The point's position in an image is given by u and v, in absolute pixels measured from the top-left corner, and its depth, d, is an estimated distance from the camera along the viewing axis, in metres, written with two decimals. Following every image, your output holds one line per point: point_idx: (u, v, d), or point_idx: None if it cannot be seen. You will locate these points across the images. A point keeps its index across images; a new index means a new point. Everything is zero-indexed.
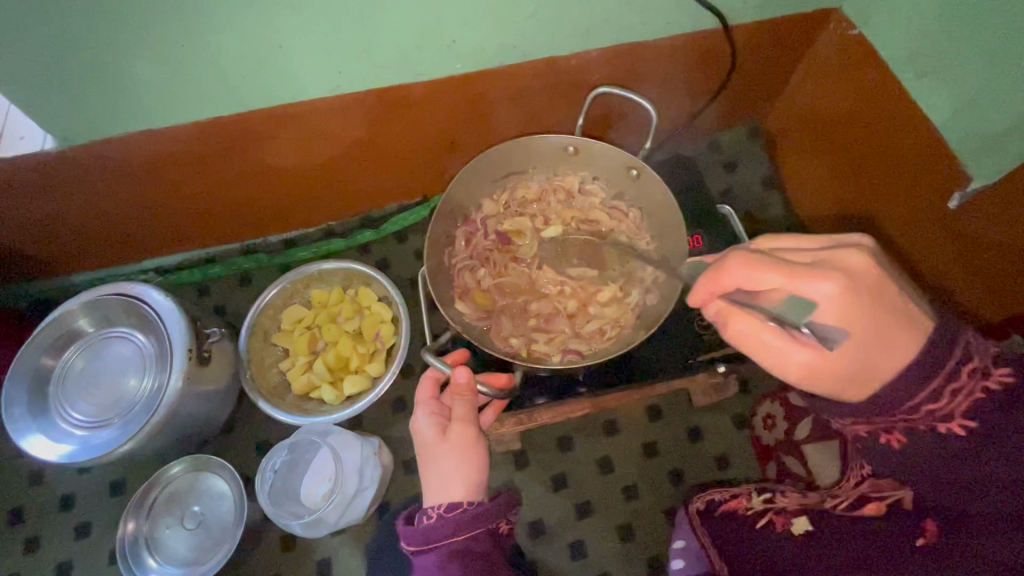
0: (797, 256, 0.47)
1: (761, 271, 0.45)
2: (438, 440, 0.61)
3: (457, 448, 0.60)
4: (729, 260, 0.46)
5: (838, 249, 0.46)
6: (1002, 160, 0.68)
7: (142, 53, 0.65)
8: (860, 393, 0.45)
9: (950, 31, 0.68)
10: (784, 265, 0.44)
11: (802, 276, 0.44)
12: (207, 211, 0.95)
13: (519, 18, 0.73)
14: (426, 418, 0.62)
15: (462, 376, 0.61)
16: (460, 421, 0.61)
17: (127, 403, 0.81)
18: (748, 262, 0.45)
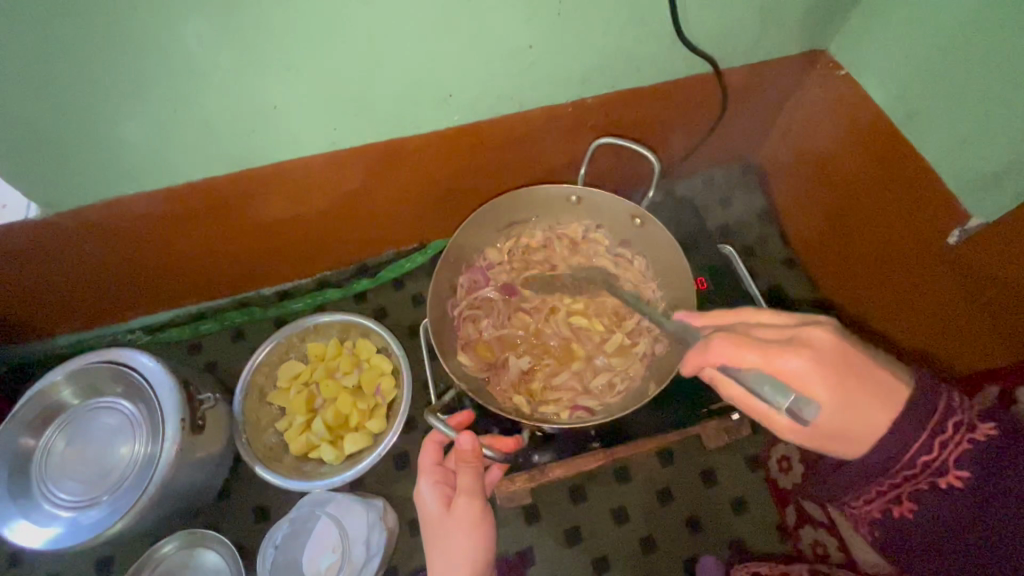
0: (771, 331, 0.47)
1: (734, 350, 0.45)
2: (443, 514, 0.57)
3: (464, 523, 0.56)
4: (715, 339, 0.46)
5: (808, 324, 0.46)
6: (1000, 200, 0.68)
7: (135, 114, 0.64)
8: (854, 454, 0.44)
9: (939, 74, 0.70)
10: (758, 343, 0.45)
11: (773, 351, 0.44)
12: (199, 268, 0.92)
13: (518, 71, 0.74)
14: (431, 487, 0.59)
15: (467, 442, 0.57)
16: (467, 494, 0.57)
17: (115, 478, 0.76)
18: (730, 341, 0.46)
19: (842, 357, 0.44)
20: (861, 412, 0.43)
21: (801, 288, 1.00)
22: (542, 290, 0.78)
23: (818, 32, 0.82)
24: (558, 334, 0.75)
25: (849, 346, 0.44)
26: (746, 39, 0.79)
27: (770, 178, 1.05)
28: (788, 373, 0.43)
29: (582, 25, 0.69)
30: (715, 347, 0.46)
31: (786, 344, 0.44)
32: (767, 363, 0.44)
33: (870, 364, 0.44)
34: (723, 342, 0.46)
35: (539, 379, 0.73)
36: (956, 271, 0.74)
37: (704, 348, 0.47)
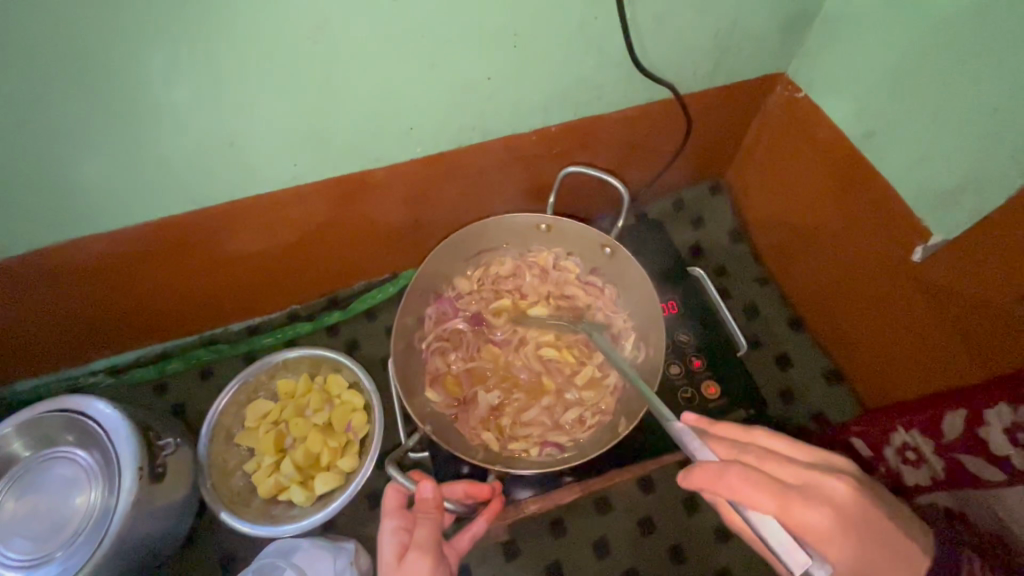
0: (787, 471, 0.45)
1: (751, 489, 0.41)
2: (396, 566, 0.53)
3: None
4: (727, 471, 0.42)
5: (828, 471, 0.45)
6: (958, 217, 0.68)
7: (84, 155, 0.63)
8: None
9: (891, 95, 0.72)
10: (777, 488, 0.41)
11: (793, 502, 0.41)
12: (163, 306, 0.90)
13: (479, 102, 0.74)
14: (389, 535, 0.56)
15: (427, 490, 0.58)
16: (422, 543, 0.54)
17: (69, 532, 0.72)
18: (742, 477, 0.42)
19: (866, 517, 0.42)
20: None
21: (775, 306, 0.99)
22: (510, 319, 0.77)
23: (775, 56, 0.84)
24: (528, 367, 0.74)
25: (871, 507, 0.43)
26: (704, 65, 0.80)
27: (739, 198, 1.06)
28: (808, 530, 0.41)
29: (540, 56, 0.70)
30: (730, 479, 0.42)
31: (806, 493, 0.42)
32: (786, 514, 0.41)
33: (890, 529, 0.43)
34: (738, 477, 0.42)
35: (508, 415, 0.71)
36: (924, 289, 0.74)
37: (717, 473, 0.42)
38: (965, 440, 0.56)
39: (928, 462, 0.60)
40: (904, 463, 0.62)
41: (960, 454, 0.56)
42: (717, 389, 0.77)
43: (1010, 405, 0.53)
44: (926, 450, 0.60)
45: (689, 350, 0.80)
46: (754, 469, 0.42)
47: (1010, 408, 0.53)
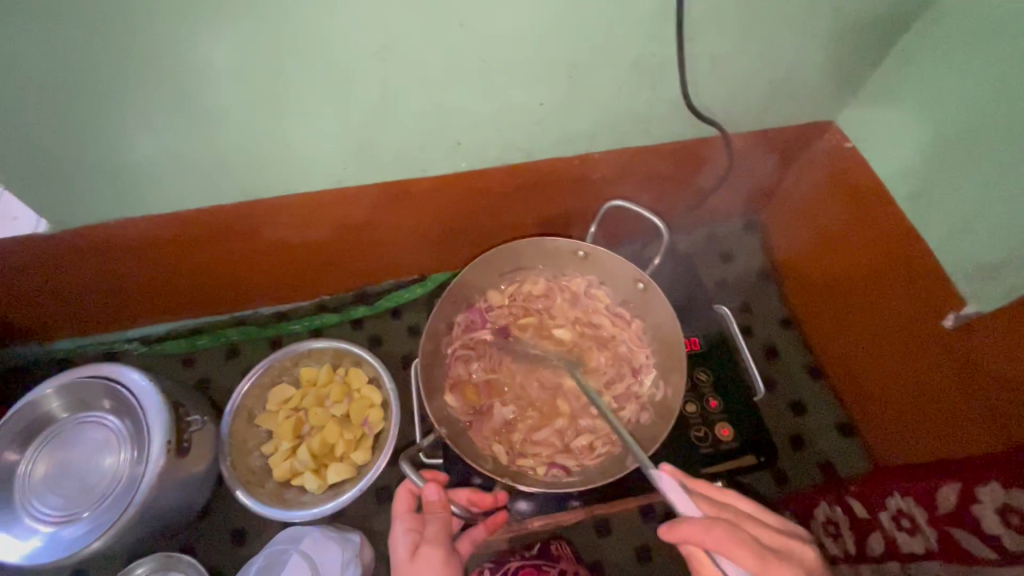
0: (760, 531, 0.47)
1: (732, 545, 0.43)
2: (410, 563, 0.55)
3: (430, 572, 0.53)
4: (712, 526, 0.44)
5: (794, 538, 0.48)
6: (996, 291, 0.68)
7: (153, 142, 0.66)
8: None
9: (942, 161, 0.71)
10: (756, 546, 0.43)
11: (770, 562, 0.43)
12: (201, 285, 0.93)
13: (528, 124, 0.75)
14: (401, 533, 0.57)
15: (433, 493, 0.60)
16: (432, 541, 0.55)
17: (97, 494, 0.76)
18: (727, 535, 0.43)
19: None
20: None
21: (797, 351, 0.99)
22: (533, 337, 0.79)
23: (826, 106, 0.83)
24: (546, 388, 0.76)
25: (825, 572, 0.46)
26: (754, 108, 0.80)
27: (773, 238, 1.05)
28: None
29: (593, 87, 0.71)
30: (715, 535, 0.43)
31: (779, 556, 0.44)
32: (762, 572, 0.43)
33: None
34: (722, 534, 0.43)
35: (520, 430, 0.73)
36: (951, 356, 0.73)
37: (703, 527, 0.44)
38: (958, 514, 0.56)
39: (921, 531, 0.59)
40: (899, 529, 0.62)
41: (953, 528, 0.56)
42: (730, 431, 0.77)
43: (1002, 485, 0.53)
44: (919, 519, 0.60)
45: (706, 389, 0.80)
46: (736, 528, 0.44)
47: (1001, 489, 0.53)
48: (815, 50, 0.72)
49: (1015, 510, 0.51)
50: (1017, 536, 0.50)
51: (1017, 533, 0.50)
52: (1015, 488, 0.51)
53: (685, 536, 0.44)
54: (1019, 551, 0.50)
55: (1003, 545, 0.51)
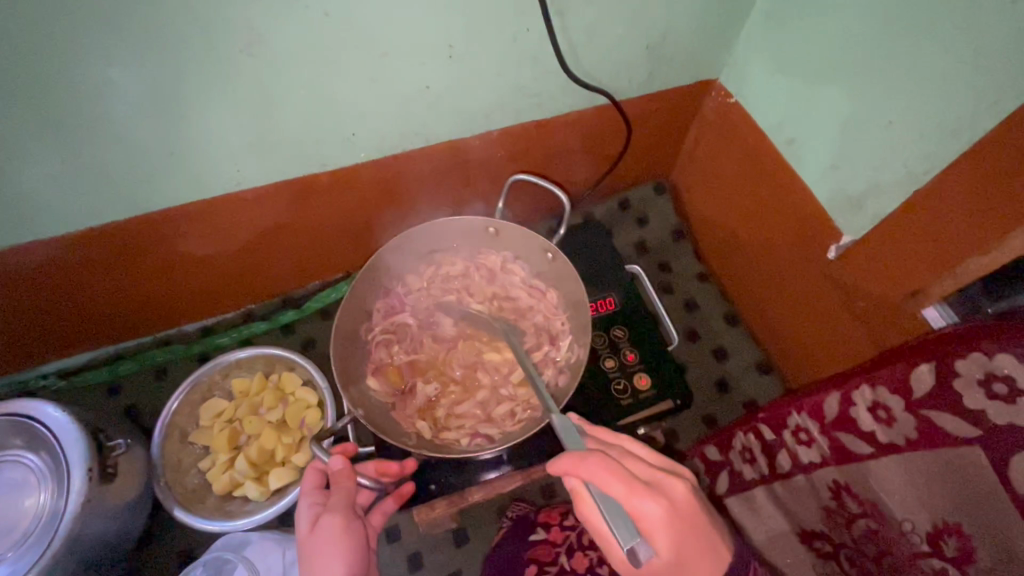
0: (640, 469, 0.51)
1: (607, 476, 0.48)
2: (310, 533, 0.58)
3: (328, 538, 0.57)
4: (592, 461, 0.48)
5: (674, 477, 0.51)
6: (864, 219, 0.74)
7: (25, 165, 0.64)
8: None
9: (809, 105, 0.77)
10: (627, 478, 0.48)
11: (637, 490, 0.48)
12: (114, 308, 0.90)
13: (420, 109, 0.76)
14: (306, 508, 0.61)
15: (337, 464, 0.62)
16: (331, 509, 0.58)
17: (19, 533, 0.74)
18: (606, 468, 0.48)
19: (689, 519, 0.48)
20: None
21: (714, 301, 1.05)
22: (454, 318, 0.81)
23: (707, 65, 0.88)
24: (466, 364, 0.78)
25: (703, 512, 0.49)
26: (639, 74, 0.84)
27: (682, 197, 1.11)
28: (641, 514, 0.47)
29: (477, 66, 0.73)
30: (591, 467, 0.48)
31: (650, 487, 0.49)
32: (626, 499, 0.47)
33: (712, 531, 0.49)
34: (599, 468, 0.48)
35: (443, 406, 0.75)
36: (836, 284, 0.80)
37: (580, 459, 0.48)
38: (841, 419, 0.61)
39: (815, 441, 0.65)
40: (799, 444, 0.67)
41: (839, 432, 0.62)
42: (647, 380, 0.82)
43: (868, 385, 0.59)
44: (813, 431, 0.65)
45: (623, 344, 0.84)
46: (614, 461, 0.48)
47: (870, 389, 0.59)
48: (682, 13, 0.76)
49: (883, 405, 0.57)
50: (886, 429, 0.56)
51: (885, 426, 0.56)
52: (879, 385, 0.57)
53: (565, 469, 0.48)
54: (889, 441, 0.56)
55: (875, 437, 0.57)
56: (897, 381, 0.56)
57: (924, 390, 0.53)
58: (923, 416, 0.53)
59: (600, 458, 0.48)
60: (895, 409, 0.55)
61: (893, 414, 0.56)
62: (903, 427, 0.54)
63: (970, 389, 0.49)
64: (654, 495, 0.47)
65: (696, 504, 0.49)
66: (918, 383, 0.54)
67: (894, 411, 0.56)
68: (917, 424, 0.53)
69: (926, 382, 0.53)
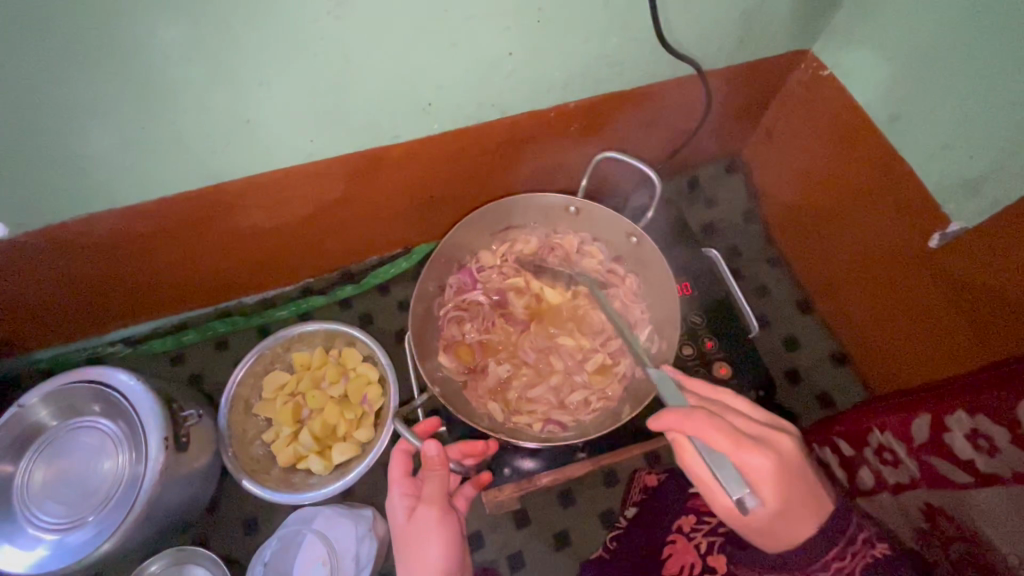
0: (743, 423, 0.51)
1: (711, 432, 0.47)
2: (407, 523, 0.58)
3: (427, 530, 0.56)
4: (694, 412, 0.48)
5: (775, 429, 0.50)
6: (980, 205, 0.68)
7: (99, 131, 0.62)
8: (774, 548, 0.51)
9: (922, 78, 0.70)
10: (732, 432, 0.47)
11: (744, 445, 0.47)
12: (180, 278, 0.90)
13: (498, 78, 0.72)
14: (398, 497, 0.60)
15: (433, 449, 0.59)
16: (426, 502, 0.58)
17: (99, 497, 0.75)
18: (708, 422, 0.48)
19: (794, 468, 0.48)
20: (795, 523, 0.48)
21: (786, 287, 1.00)
22: (526, 298, 0.78)
23: (802, 33, 0.81)
24: (535, 347, 0.75)
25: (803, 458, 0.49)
26: (729, 42, 0.78)
27: (755, 177, 1.05)
28: (750, 469, 0.47)
29: (564, 33, 0.68)
30: (696, 422, 0.48)
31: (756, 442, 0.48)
32: (733, 455, 0.47)
33: (813, 476, 0.49)
34: (699, 419, 0.48)
35: (515, 388, 0.73)
36: (935, 275, 0.74)
37: (681, 412, 0.49)
38: (932, 444, 0.58)
39: (903, 462, 0.62)
40: (886, 463, 0.64)
41: (930, 456, 0.58)
42: (728, 370, 0.78)
43: (966, 412, 0.55)
44: (901, 451, 0.62)
45: (701, 331, 0.81)
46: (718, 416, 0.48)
47: (965, 416, 0.55)
48: None
49: (981, 433, 0.53)
50: (986, 458, 0.53)
51: (986, 455, 0.53)
52: (979, 413, 0.54)
53: (664, 422, 0.49)
54: (990, 471, 0.53)
55: (974, 467, 0.54)
56: (999, 411, 0.52)
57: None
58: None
59: (703, 410, 0.48)
60: (998, 440, 0.52)
61: (994, 444, 0.52)
62: (1007, 459, 0.51)
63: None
64: (761, 449, 0.47)
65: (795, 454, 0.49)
66: (1022, 414, 0.50)
67: (997, 442, 0.52)
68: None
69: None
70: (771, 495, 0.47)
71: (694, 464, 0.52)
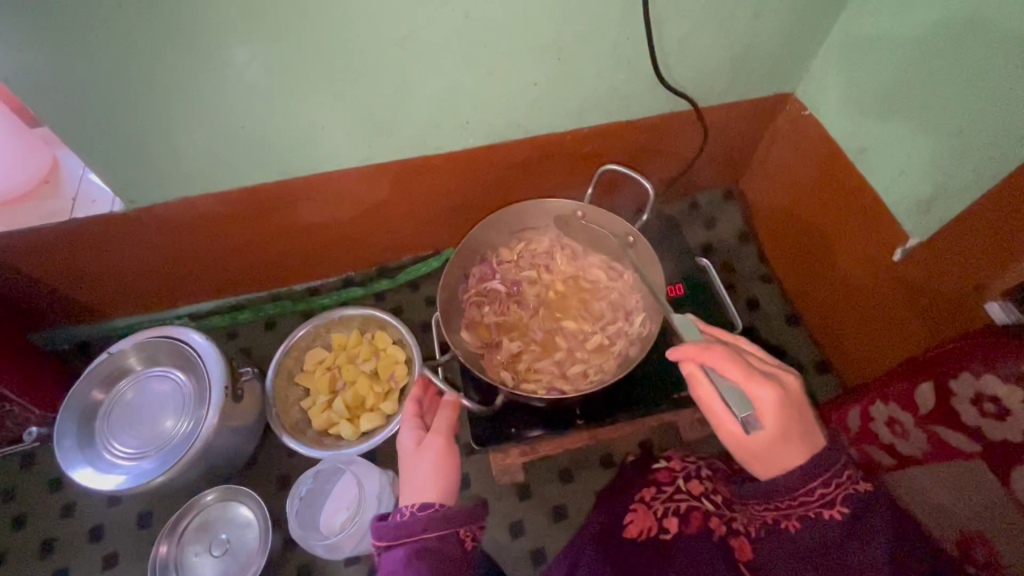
0: (756, 364, 0.60)
1: (727, 362, 0.58)
2: (413, 450, 0.68)
3: (428, 454, 0.67)
4: (715, 347, 0.59)
5: (783, 373, 0.60)
6: (932, 222, 0.79)
7: (206, 128, 0.79)
8: (764, 471, 0.59)
9: (883, 116, 0.83)
10: (746, 367, 0.57)
11: (755, 378, 0.57)
12: (244, 262, 1.05)
13: (524, 104, 0.88)
14: (406, 432, 0.71)
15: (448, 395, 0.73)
16: (432, 434, 0.69)
17: (167, 436, 0.88)
18: (724, 356, 0.58)
19: (794, 404, 0.57)
20: (784, 448, 0.57)
21: (776, 301, 1.10)
22: (537, 287, 0.91)
23: (785, 79, 0.96)
24: (542, 330, 0.87)
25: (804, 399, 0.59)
26: (720, 82, 0.93)
27: (750, 203, 1.17)
28: (756, 397, 0.57)
29: (580, 68, 0.84)
30: (714, 355, 0.59)
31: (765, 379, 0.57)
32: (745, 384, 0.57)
33: (810, 414, 0.58)
34: (721, 355, 0.59)
35: (524, 360, 0.84)
36: (900, 286, 0.84)
37: (706, 348, 0.59)
38: (864, 432, 0.65)
39: None
40: None
41: (865, 445, 0.65)
42: None
43: (883, 402, 0.62)
44: (843, 442, 0.68)
45: None
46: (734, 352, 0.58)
47: (884, 405, 0.62)
48: (765, 30, 0.85)
49: (896, 419, 0.60)
50: (904, 441, 0.60)
51: (903, 439, 0.60)
52: (890, 402, 0.61)
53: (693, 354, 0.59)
54: (909, 453, 0.60)
55: (896, 450, 0.61)
56: (904, 399, 0.59)
57: (927, 409, 0.56)
58: (934, 432, 0.56)
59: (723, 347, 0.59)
60: (907, 423, 0.59)
61: (906, 428, 0.59)
62: (917, 439, 0.58)
63: (965, 408, 0.52)
64: (769, 384, 0.56)
65: (799, 395, 0.58)
66: (922, 399, 0.57)
67: (906, 424, 0.59)
68: (929, 439, 0.57)
69: (928, 399, 0.56)
70: (771, 422, 0.56)
71: (707, 394, 0.62)
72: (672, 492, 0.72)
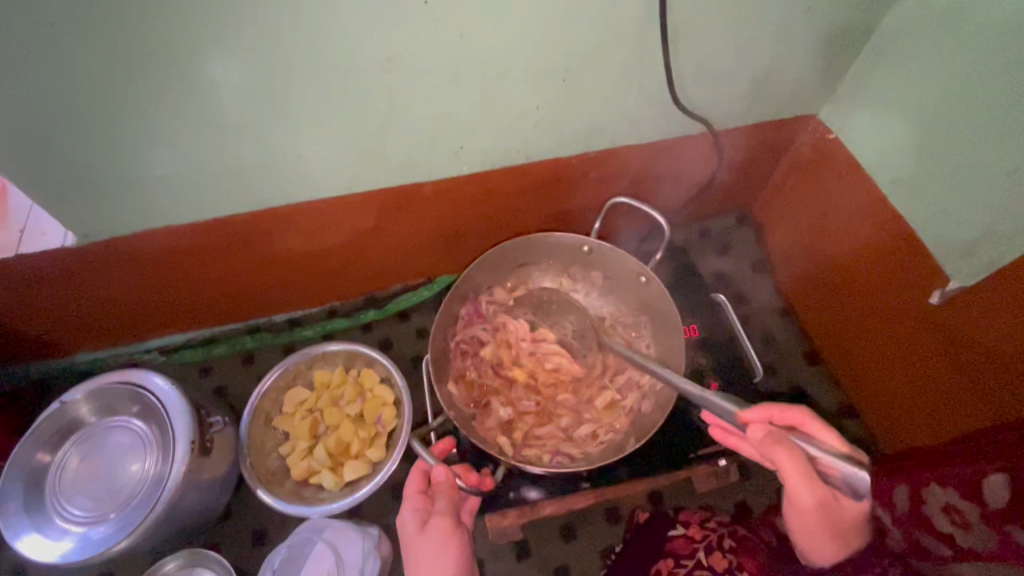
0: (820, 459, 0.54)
1: (793, 466, 0.52)
2: (417, 537, 0.60)
3: (436, 541, 0.59)
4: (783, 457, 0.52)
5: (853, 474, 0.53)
6: (977, 267, 0.71)
7: (165, 157, 0.70)
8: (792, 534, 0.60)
9: (921, 147, 0.75)
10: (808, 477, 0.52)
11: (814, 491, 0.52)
12: (217, 294, 0.97)
13: (525, 129, 0.80)
14: (408, 512, 0.62)
15: (441, 473, 0.64)
16: (439, 516, 0.60)
17: (125, 495, 0.79)
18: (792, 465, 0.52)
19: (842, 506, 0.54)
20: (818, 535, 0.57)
21: (793, 337, 1.03)
22: (532, 321, 0.83)
23: (808, 101, 0.88)
24: (543, 376, 0.79)
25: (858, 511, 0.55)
26: (739, 105, 0.85)
27: (765, 230, 1.10)
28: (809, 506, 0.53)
29: (585, 91, 0.75)
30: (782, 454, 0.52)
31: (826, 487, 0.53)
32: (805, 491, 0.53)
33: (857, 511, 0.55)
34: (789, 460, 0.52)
35: (524, 421, 0.77)
36: (938, 334, 0.76)
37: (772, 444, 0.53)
38: (911, 513, 0.56)
39: None
40: None
41: (913, 529, 0.56)
42: None
43: (938, 485, 0.54)
44: None
45: (706, 371, 0.85)
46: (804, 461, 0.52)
47: (940, 489, 0.54)
48: (792, 50, 0.76)
49: (957, 509, 0.52)
50: (963, 533, 0.51)
51: (963, 530, 0.51)
52: (948, 486, 0.53)
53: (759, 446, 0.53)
54: (971, 547, 0.50)
55: (953, 540, 0.52)
56: (968, 485, 0.51)
57: (999, 504, 0.48)
58: (1004, 532, 0.48)
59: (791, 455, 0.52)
60: (971, 515, 0.50)
61: (968, 519, 0.51)
62: (981, 533, 0.50)
63: None
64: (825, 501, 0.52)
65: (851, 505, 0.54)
66: (992, 494, 0.49)
67: (969, 516, 0.51)
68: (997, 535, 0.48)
69: (1000, 493, 0.49)
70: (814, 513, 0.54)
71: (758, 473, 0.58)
72: (692, 568, 0.67)
